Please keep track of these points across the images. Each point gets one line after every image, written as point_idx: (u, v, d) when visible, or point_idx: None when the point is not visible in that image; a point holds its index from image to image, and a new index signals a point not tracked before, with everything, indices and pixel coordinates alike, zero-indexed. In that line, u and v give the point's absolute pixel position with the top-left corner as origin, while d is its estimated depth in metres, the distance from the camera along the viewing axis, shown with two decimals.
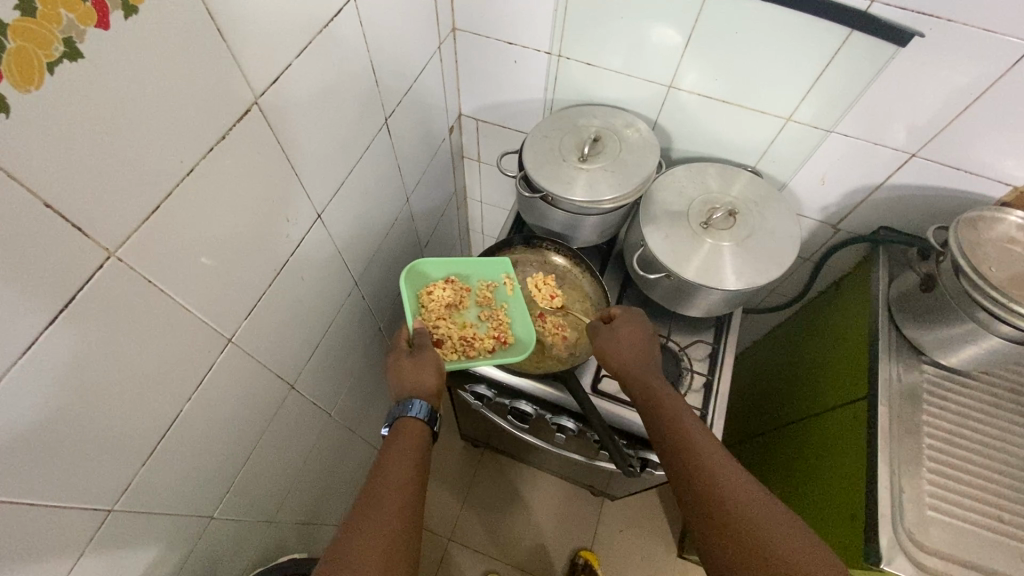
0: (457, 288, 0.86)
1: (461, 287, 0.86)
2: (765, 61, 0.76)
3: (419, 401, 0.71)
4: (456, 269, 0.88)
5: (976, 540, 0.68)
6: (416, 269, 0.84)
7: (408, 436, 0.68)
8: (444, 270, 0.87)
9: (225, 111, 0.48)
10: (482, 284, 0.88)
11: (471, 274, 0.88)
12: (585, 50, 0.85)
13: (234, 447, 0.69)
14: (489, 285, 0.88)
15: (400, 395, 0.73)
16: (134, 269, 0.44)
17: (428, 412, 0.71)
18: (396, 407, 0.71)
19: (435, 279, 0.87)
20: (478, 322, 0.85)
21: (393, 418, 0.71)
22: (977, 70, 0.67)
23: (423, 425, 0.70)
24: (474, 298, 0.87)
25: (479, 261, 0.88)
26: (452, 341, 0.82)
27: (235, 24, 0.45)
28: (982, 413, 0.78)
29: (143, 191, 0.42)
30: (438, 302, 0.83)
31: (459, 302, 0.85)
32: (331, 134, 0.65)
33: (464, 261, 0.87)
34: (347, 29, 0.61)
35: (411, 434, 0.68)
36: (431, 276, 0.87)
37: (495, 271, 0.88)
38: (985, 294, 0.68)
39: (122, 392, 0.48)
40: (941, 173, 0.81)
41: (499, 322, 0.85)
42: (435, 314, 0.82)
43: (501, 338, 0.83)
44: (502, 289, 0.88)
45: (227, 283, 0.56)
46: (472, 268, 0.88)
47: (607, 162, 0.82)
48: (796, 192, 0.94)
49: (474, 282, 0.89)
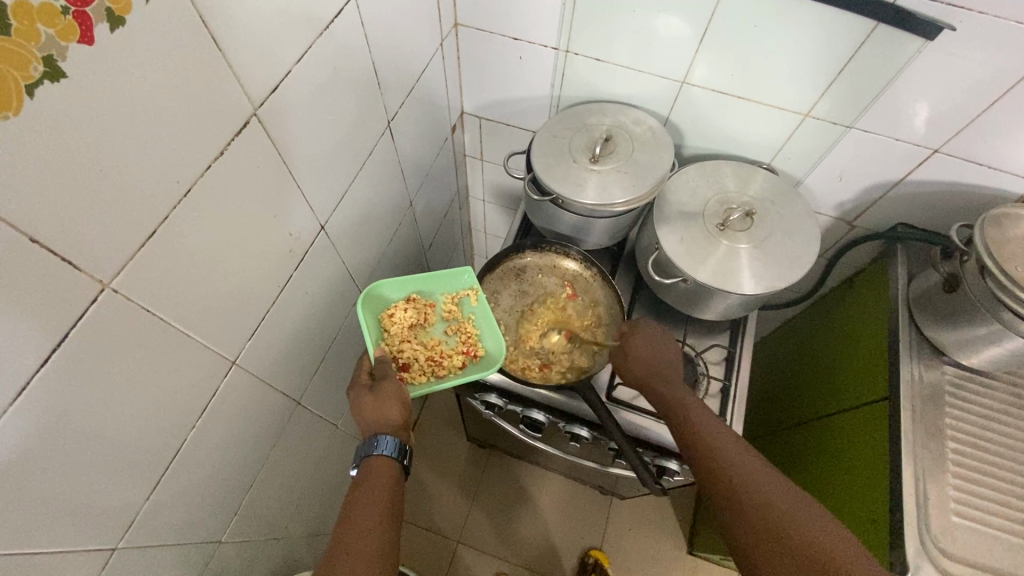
0: (420, 306, 0.82)
1: (424, 304, 0.83)
2: (784, 55, 0.73)
3: (386, 437, 0.67)
4: (416, 286, 0.84)
5: (1001, 546, 0.67)
6: (373, 294, 0.80)
7: (377, 478, 0.65)
8: (405, 289, 0.83)
9: (224, 125, 0.45)
10: (446, 296, 0.85)
11: (433, 289, 0.85)
12: (594, 45, 0.81)
13: (241, 468, 0.67)
14: (454, 298, 0.84)
15: (366, 430, 0.69)
16: (132, 299, 0.41)
17: (397, 447, 0.67)
18: (362, 445, 0.68)
19: (395, 299, 0.83)
20: (446, 337, 0.83)
21: (361, 458, 0.68)
22: (1005, 63, 0.64)
23: (392, 463, 0.67)
24: (439, 313, 0.84)
25: (439, 274, 0.84)
26: (420, 363, 0.79)
27: (231, 31, 0.42)
28: (1004, 415, 0.76)
29: (138, 216, 0.39)
30: (400, 323, 0.80)
31: (423, 321, 0.82)
32: (332, 141, 0.62)
33: (423, 277, 0.83)
34: (347, 28, 0.57)
35: (381, 474, 0.65)
36: (391, 297, 0.83)
37: (457, 282, 0.85)
38: (1012, 296, 0.65)
39: (123, 427, 0.45)
40: (963, 169, 0.78)
41: (467, 335, 0.82)
42: (399, 337, 0.79)
43: (471, 352, 0.81)
44: (467, 299, 0.85)
45: (231, 305, 0.53)
46: (434, 282, 0.85)
47: (619, 162, 0.79)
48: (811, 188, 0.92)
49: (439, 296, 0.85)
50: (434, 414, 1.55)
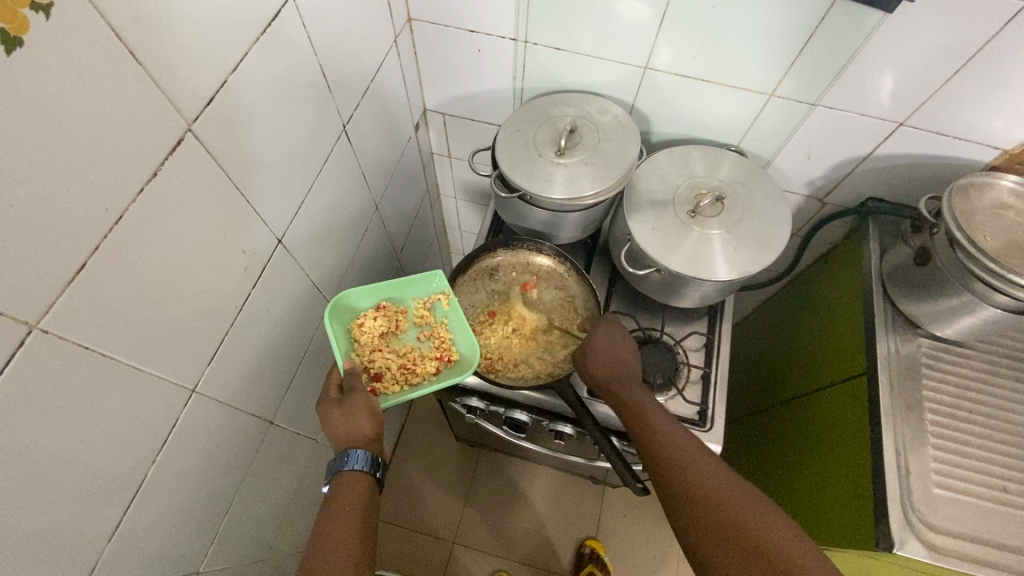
0: (390, 313, 0.80)
1: (395, 311, 0.81)
2: (745, 34, 0.71)
3: (357, 451, 0.65)
4: (386, 293, 0.82)
5: (982, 513, 0.68)
6: (341, 304, 0.77)
7: (350, 493, 0.63)
8: (375, 297, 0.81)
9: (157, 144, 0.42)
10: (418, 301, 0.83)
11: (404, 294, 0.83)
12: (553, 34, 0.79)
13: (213, 495, 0.64)
14: (426, 302, 0.82)
15: (338, 445, 0.67)
16: (66, 338, 0.39)
17: (369, 460, 0.65)
18: (334, 461, 0.66)
19: (365, 307, 0.81)
20: (419, 343, 0.81)
21: (332, 474, 0.66)
22: (965, 31, 0.64)
23: (365, 476, 0.65)
24: (411, 319, 0.82)
25: (408, 280, 0.81)
26: (392, 372, 0.77)
27: (150, 42, 0.39)
28: (979, 382, 0.77)
29: (64, 250, 0.37)
30: (370, 333, 0.78)
31: (394, 328, 0.80)
32: (283, 150, 0.59)
33: (393, 283, 0.81)
34: (289, 30, 0.54)
35: (352, 490, 0.64)
36: (361, 305, 0.80)
37: (428, 286, 0.82)
38: (982, 267, 0.65)
39: (72, 471, 0.42)
40: (928, 140, 0.78)
41: (440, 340, 0.80)
42: (368, 347, 0.77)
43: (444, 357, 0.79)
44: (439, 304, 0.82)
45: (183, 332, 0.51)
46: (403, 287, 0.82)
47: (585, 154, 0.77)
48: (781, 169, 0.91)
49: (410, 301, 0.83)
50: (420, 415, 1.53)
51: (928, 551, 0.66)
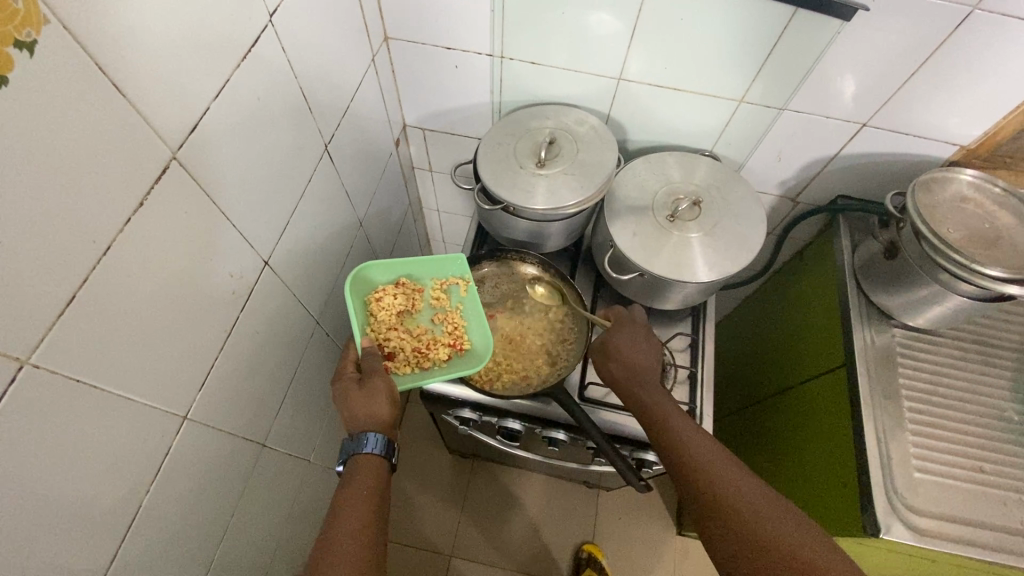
0: (408, 291, 0.82)
1: (412, 289, 0.83)
2: (712, 44, 0.74)
3: (374, 434, 0.66)
4: (406, 271, 0.84)
5: (963, 494, 0.71)
6: (360, 276, 0.80)
7: (365, 474, 0.63)
8: (393, 273, 0.83)
9: (141, 174, 0.42)
10: (435, 282, 0.84)
11: (423, 274, 0.85)
12: (528, 49, 0.81)
13: (208, 523, 0.63)
14: (443, 285, 0.84)
15: (352, 427, 0.67)
16: (56, 371, 0.38)
17: (385, 445, 0.66)
18: (349, 442, 0.66)
19: (383, 283, 0.82)
20: (432, 326, 0.82)
21: (347, 455, 0.66)
22: (920, 36, 0.67)
23: (381, 460, 0.66)
24: (427, 300, 0.84)
25: (430, 259, 0.84)
26: (405, 352, 0.78)
27: (132, 73, 0.39)
28: (951, 368, 0.80)
29: (52, 285, 0.37)
30: (388, 310, 0.79)
31: (411, 307, 0.82)
32: (266, 172, 0.59)
33: (413, 262, 0.83)
34: (269, 54, 0.55)
35: (367, 472, 0.64)
36: (379, 281, 0.82)
37: (447, 269, 0.85)
38: (947, 259, 0.68)
39: (67, 506, 0.42)
40: (891, 140, 0.82)
41: (454, 326, 0.81)
42: (384, 323, 0.78)
43: (457, 345, 0.80)
44: (456, 288, 0.84)
45: (172, 359, 0.51)
46: (424, 267, 0.84)
47: (566, 164, 0.79)
48: (753, 171, 0.95)
49: (427, 281, 0.85)
50: (411, 429, 1.52)
51: (913, 534, 0.68)
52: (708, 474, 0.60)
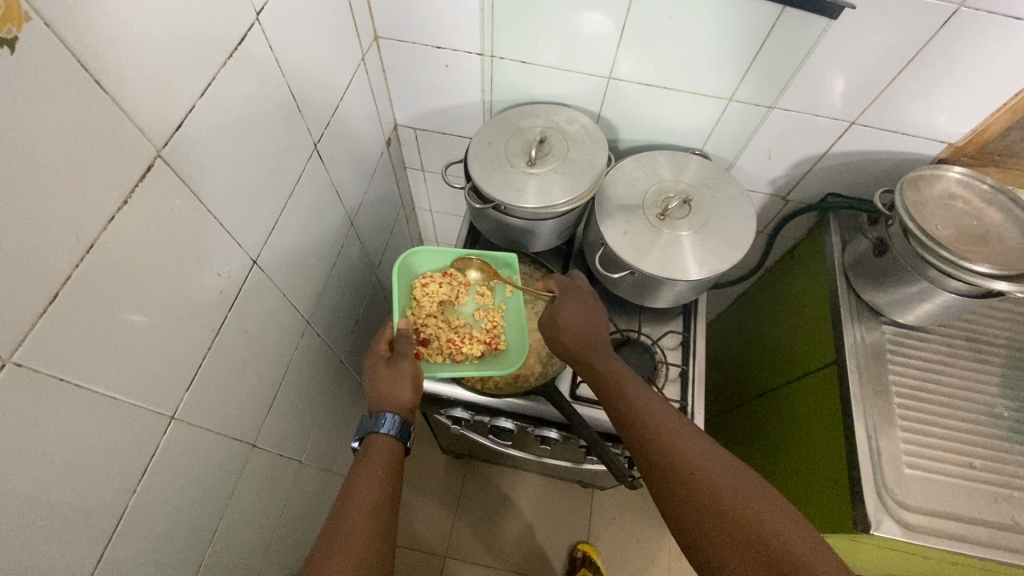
0: (455, 282, 0.83)
1: (460, 281, 0.83)
2: (701, 43, 0.74)
3: (391, 414, 0.68)
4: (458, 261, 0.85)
5: (952, 490, 0.71)
6: (408, 262, 0.83)
7: (381, 451, 0.65)
8: (446, 261, 0.85)
9: (125, 173, 0.42)
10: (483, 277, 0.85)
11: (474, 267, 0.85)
12: (518, 48, 0.81)
13: (196, 524, 0.63)
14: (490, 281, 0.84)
15: (373, 407, 0.69)
16: (40, 371, 0.38)
17: (401, 425, 0.68)
18: (367, 420, 0.69)
19: (432, 269, 0.85)
20: (473, 319, 0.83)
21: (365, 432, 0.68)
22: (906, 34, 0.68)
23: (396, 440, 0.68)
24: (473, 292, 0.85)
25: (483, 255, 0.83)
26: (439, 341, 0.80)
27: (115, 71, 0.39)
28: (941, 364, 0.81)
29: (33, 283, 0.36)
30: (431, 297, 0.81)
31: (455, 298, 0.83)
32: (254, 171, 0.59)
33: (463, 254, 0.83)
34: (256, 53, 0.55)
35: (382, 450, 0.66)
36: (430, 267, 0.85)
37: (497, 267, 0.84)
38: (935, 255, 0.69)
39: (52, 507, 0.42)
40: (878, 138, 0.83)
41: (493, 324, 0.81)
42: (425, 310, 0.81)
43: (491, 343, 0.80)
44: (502, 287, 0.84)
45: (159, 358, 0.50)
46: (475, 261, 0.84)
47: (557, 163, 0.79)
48: (743, 170, 0.95)
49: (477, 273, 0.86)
50: None
51: (902, 529, 0.68)
52: (673, 456, 0.59)
